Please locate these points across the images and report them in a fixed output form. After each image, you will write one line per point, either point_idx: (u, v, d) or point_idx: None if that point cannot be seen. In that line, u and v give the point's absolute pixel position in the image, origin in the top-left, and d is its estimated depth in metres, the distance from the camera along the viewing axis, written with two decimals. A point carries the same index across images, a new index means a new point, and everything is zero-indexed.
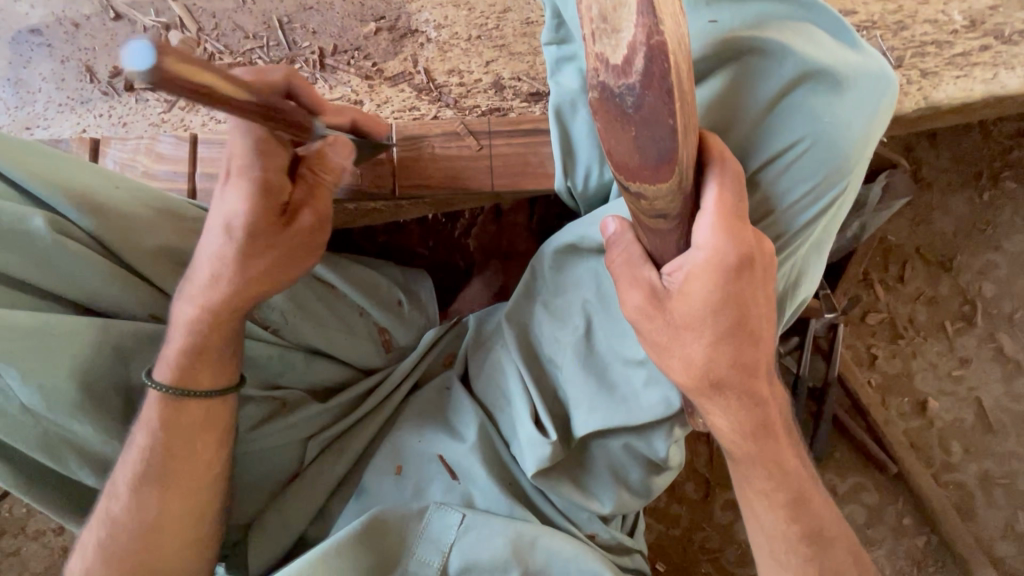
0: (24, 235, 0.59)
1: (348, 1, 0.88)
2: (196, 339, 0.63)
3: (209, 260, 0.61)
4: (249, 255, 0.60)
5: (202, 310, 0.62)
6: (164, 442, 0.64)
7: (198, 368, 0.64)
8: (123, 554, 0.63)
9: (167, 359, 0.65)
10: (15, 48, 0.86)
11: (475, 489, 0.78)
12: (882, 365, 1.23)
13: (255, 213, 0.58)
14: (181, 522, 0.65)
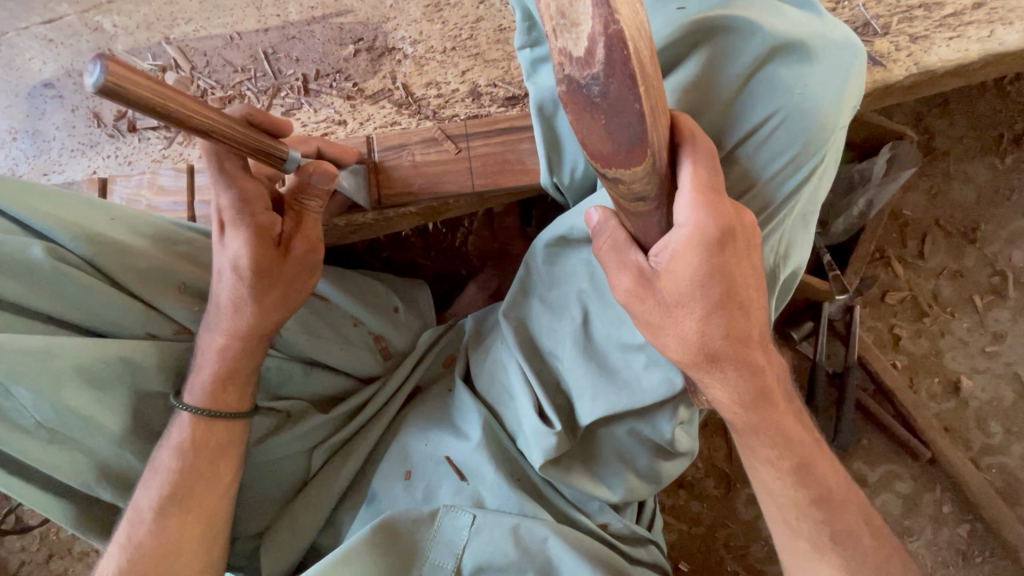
0: (28, 266, 0.65)
1: (328, 27, 0.92)
2: (222, 369, 0.69)
3: (224, 298, 0.67)
4: (261, 289, 0.66)
5: (225, 341, 0.68)
6: (187, 460, 0.68)
7: (226, 393, 0.70)
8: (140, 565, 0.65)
9: (195, 385, 0.70)
10: (31, 101, 0.93)
11: (482, 486, 0.78)
12: (907, 346, 1.17)
13: (258, 252, 0.63)
14: (203, 538, 0.68)
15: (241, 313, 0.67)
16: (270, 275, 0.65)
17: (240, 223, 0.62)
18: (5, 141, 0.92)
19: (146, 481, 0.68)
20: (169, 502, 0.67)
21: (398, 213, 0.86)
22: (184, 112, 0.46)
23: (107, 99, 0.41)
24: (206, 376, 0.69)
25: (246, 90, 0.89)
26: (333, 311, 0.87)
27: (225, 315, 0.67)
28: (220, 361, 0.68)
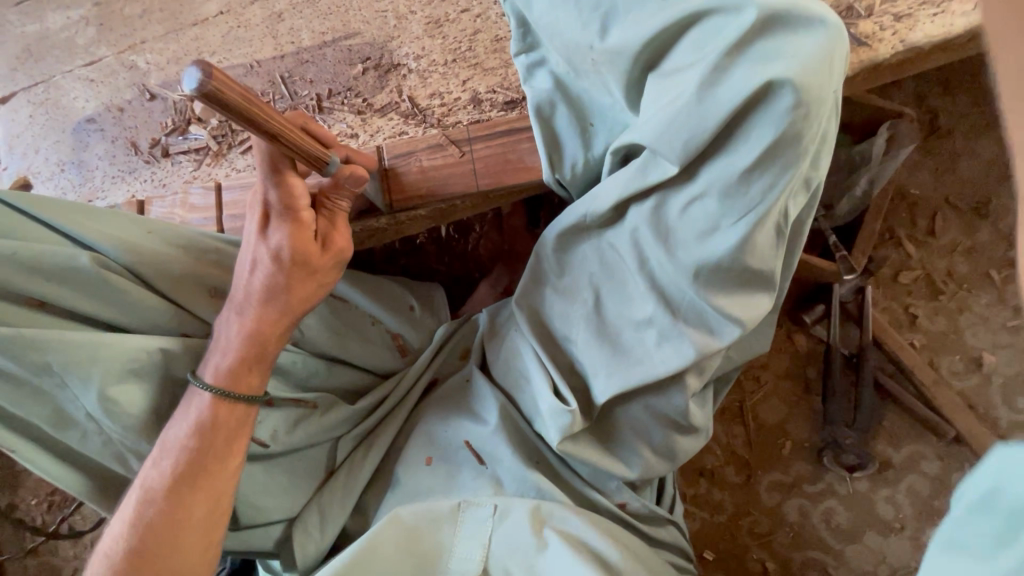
0: (76, 274, 0.72)
1: (338, 49, 0.99)
2: (252, 351, 0.73)
3: (258, 285, 0.71)
4: (294, 280, 0.71)
5: (253, 327, 0.72)
6: (200, 444, 0.71)
7: (249, 375, 0.74)
8: (145, 544, 0.68)
9: (216, 368, 0.73)
10: (75, 136, 1.02)
11: (501, 470, 0.82)
12: (924, 324, 1.16)
13: (299, 243, 0.70)
14: (210, 520, 0.71)
15: (273, 301, 0.72)
16: (304, 266, 0.71)
17: (283, 218, 0.69)
18: (53, 173, 1.01)
19: (152, 465, 0.71)
20: (178, 486, 0.70)
21: (409, 215, 0.91)
22: (257, 114, 0.56)
23: (200, 100, 0.51)
24: (230, 360, 0.72)
25: None
26: (353, 311, 0.93)
27: (255, 303, 0.72)
28: (245, 344, 0.73)
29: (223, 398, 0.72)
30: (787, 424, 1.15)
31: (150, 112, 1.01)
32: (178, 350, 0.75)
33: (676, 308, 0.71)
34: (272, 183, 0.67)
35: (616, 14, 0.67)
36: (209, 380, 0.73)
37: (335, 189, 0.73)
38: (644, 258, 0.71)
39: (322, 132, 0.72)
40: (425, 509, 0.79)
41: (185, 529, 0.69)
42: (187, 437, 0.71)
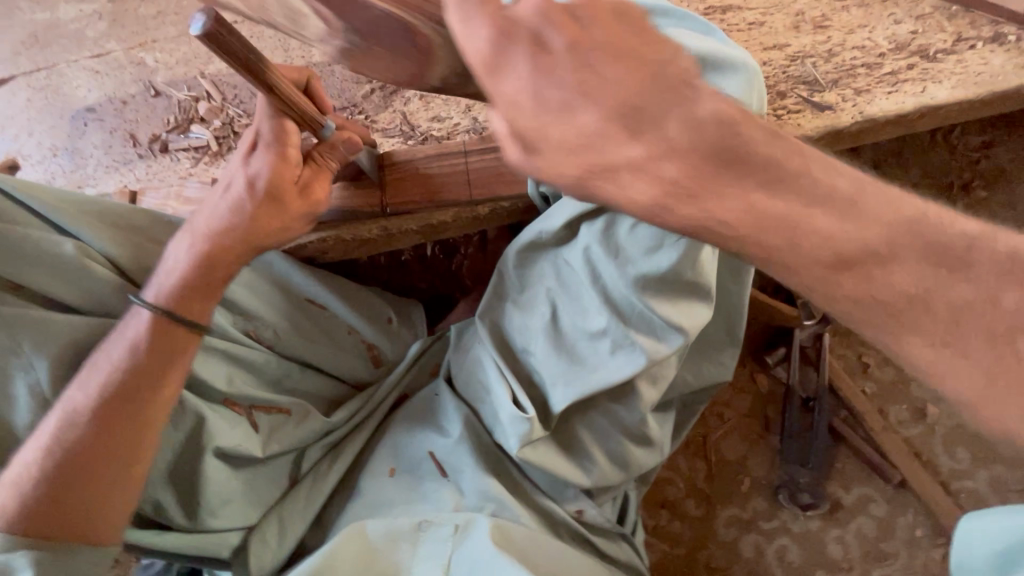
0: (57, 260, 0.72)
1: (346, 68, 1.04)
2: (199, 272, 0.74)
3: (224, 211, 0.74)
4: (260, 214, 0.73)
5: (208, 249, 0.74)
6: (134, 368, 0.71)
7: (193, 301, 0.74)
8: (66, 465, 0.69)
9: (162, 286, 0.74)
10: (73, 123, 1.03)
11: (463, 483, 0.85)
12: (876, 373, 1.24)
13: (275, 177, 0.73)
14: (132, 454, 0.71)
15: (223, 237, 0.74)
16: (266, 203, 0.74)
17: (270, 149, 0.73)
18: (45, 156, 1.01)
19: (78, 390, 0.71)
20: (100, 410, 0.70)
21: (402, 224, 0.94)
22: (258, 62, 0.59)
23: (205, 43, 0.53)
24: (174, 281, 0.74)
25: None
26: (328, 318, 0.96)
27: (206, 236, 0.74)
28: (196, 264, 0.74)
29: (162, 317, 0.73)
30: (745, 460, 1.20)
31: (154, 108, 1.02)
32: None
33: (628, 317, 0.77)
34: (268, 117, 0.71)
35: None
36: (151, 300, 0.74)
37: (328, 148, 0.77)
38: (598, 274, 0.78)
39: (323, 99, 0.78)
40: (383, 525, 0.80)
41: (106, 462, 0.70)
42: (119, 362, 0.71)
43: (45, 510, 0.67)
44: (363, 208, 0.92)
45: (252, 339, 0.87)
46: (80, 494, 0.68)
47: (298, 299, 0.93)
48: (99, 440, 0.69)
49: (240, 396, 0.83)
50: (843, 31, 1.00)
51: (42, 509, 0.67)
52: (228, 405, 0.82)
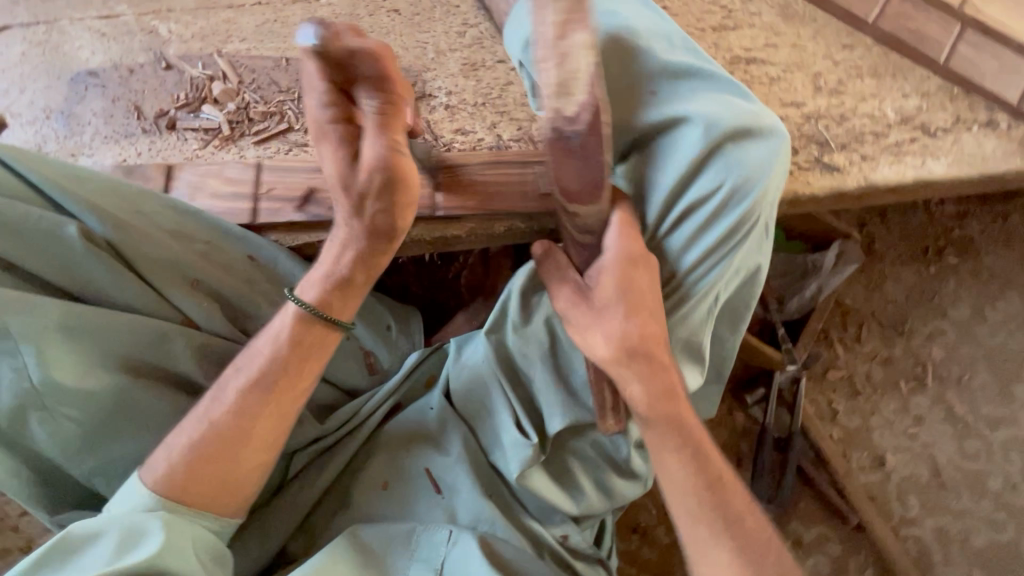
0: (58, 242, 0.69)
1: None
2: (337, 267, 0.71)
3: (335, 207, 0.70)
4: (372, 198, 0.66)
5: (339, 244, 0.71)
6: (280, 355, 0.71)
7: (334, 297, 0.72)
8: (206, 456, 0.68)
9: (308, 285, 0.73)
10: (72, 86, 0.96)
11: (459, 503, 0.85)
12: (843, 420, 1.31)
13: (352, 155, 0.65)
14: (271, 432, 0.71)
15: (366, 229, 0.69)
16: (383, 188, 0.65)
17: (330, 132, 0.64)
18: (37, 118, 0.94)
19: (230, 370, 0.72)
20: (252, 391, 0.70)
21: (425, 232, 0.93)
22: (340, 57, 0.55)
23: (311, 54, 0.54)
24: (317, 278, 0.72)
25: (287, 110, 0.97)
26: None
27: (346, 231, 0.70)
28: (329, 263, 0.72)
29: (308, 314, 0.71)
30: None
31: (163, 81, 0.97)
32: (144, 334, 0.71)
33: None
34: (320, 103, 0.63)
35: None
36: (298, 295, 0.72)
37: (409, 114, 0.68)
38: None
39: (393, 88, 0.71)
40: (378, 535, 0.80)
41: (247, 440, 0.69)
42: (268, 348, 0.71)
43: (185, 481, 0.67)
44: None
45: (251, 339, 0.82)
46: (220, 468, 0.69)
47: None
48: (242, 419, 0.69)
49: None
50: (855, 98, 1.06)
51: (181, 481, 0.67)
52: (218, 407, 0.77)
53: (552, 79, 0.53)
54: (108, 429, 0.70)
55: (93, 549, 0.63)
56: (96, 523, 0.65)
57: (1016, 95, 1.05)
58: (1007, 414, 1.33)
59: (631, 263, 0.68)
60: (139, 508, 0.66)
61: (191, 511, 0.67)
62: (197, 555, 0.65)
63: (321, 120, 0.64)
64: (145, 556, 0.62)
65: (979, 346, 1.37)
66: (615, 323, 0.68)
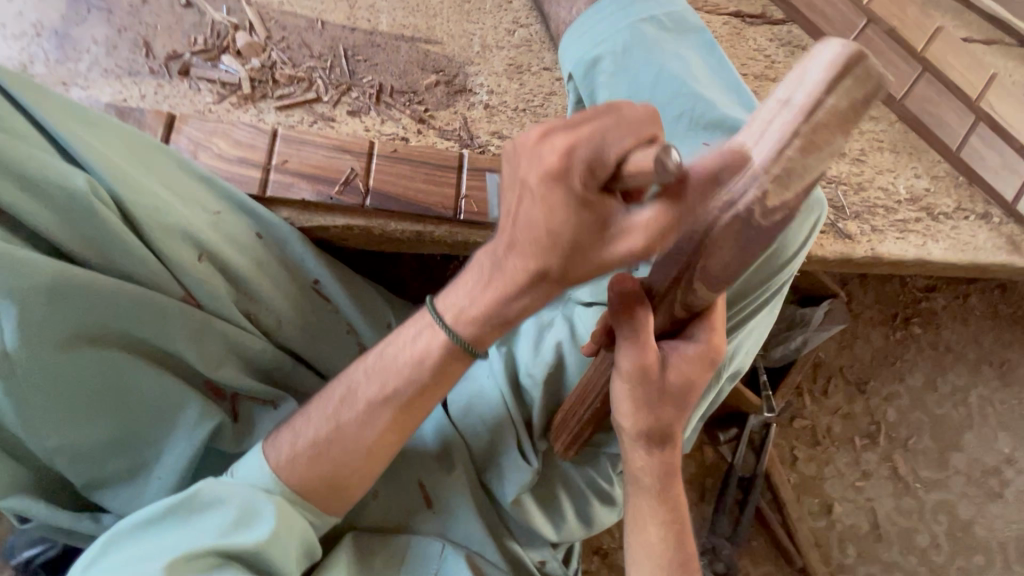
0: (62, 194, 0.64)
1: (414, 49, 0.96)
2: (492, 305, 0.66)
3: (513, 250, 0.61)
4: (570, 259, 0.57)
5: (505, 283, 0.64)
6: (421, 381, 0.71)
7: (485, 334, 0.69)
8: (323, 454, 0.71)
9: (462, 307, 0.68)
10: (72, 5, 0.86)
11: (451, 521, 0.83)
12: (800, 466, 1.40)
13: (573, 220, 0.54)
14: (392, 445, 0.74)
15: (547, 278, 0.60)
16: (589, 255, 0.56)
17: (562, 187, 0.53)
18: (24, 33, 0.83)
19: (362, 374, 0.73)
20: (385, 406, 0.71)
21: (450, 233, 0.88)
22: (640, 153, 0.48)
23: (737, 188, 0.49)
24: (475, 307, 0.67)
25: (316, 79, 0.90)
26: (330, 313, 0.86)
27: (518, 273, 0.62)
28: (485, 300, 0.66)
29: (454, 342, 0.69)
30: None
31: (180, 20, 0.88)
32: (142, 304, 0.67)
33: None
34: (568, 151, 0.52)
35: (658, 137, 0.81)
36: (450, 323, 0.69)
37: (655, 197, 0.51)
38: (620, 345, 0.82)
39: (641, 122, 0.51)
40: (375, 539, 0.80)
41: (371, 450, 0.72)
42: (410, 369, 0.71)
43: (306, 475, 0.71)
44: (414, 201, 0.86)
45: (252, 324, 0.78)
46: (340, 472, 0.72)
47: (304, 284, 0.83)
48: (369, 433, 0.71)
49: (225, 384, 0.75)
50: (873, 170, 1.10)
51: (301, 474, 0.71)
52: (208, 390, 0.74)
53: (781, 162, 0.46)
54: (85, 401, 0.66)
55: (217, 513, 0.68)
56: (222, 487, 0.70)
57: (1012, 192, 1.11)
58: (941, 478, 1.42)
59: (704, 364, 0.70)
60: (257, 487, 0.70)
61: (301, 504, 0.72)
62: (297, 547, 0.71)
63: (541, 171, 0.53)
64: (260, 544, 0.67)
65: (926, 413, 1.46)
66: (666, 412, 0.73)
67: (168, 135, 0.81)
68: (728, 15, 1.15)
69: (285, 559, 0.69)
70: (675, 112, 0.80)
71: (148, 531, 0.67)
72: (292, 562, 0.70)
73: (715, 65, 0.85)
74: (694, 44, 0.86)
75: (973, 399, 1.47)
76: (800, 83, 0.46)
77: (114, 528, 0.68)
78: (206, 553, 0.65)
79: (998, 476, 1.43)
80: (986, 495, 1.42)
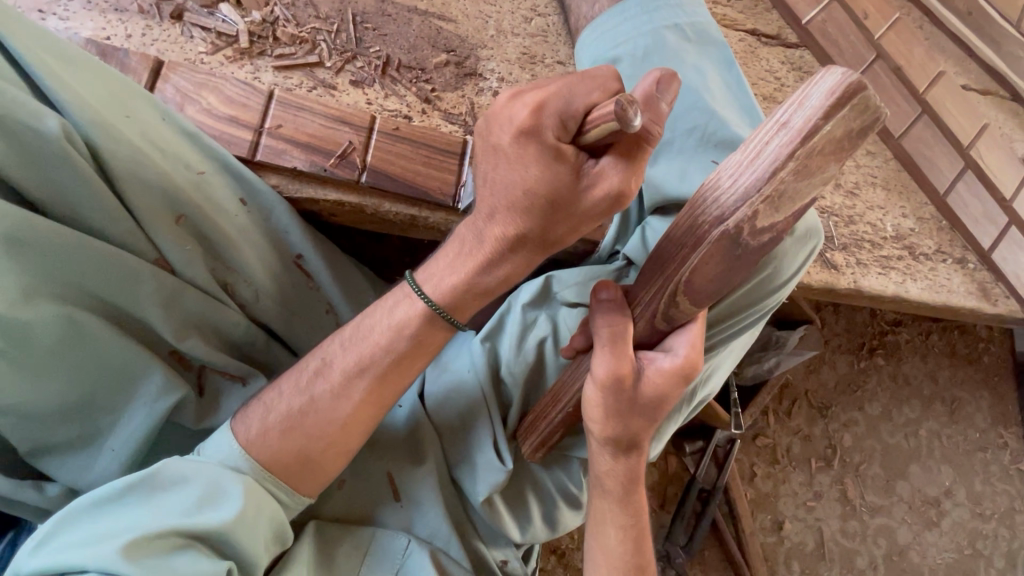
0: (30, 135, 0.58)
1: (426, 23, 0.92)
2: (474, 273, 0.65)
3: (489, 217, 0.61)
4: (551, 219, 0.58)
5: (484, 249, 0.63)
6: (403, 346, 0.69)
7: (467, 301, 0.68)
8: (294, 418, 0.68)
9: (442, 280, 0.67)
10: None
11: (416, 515, 0.81)
12: (757, 483, 1.44)
13: (547, 178, 0.55)
14: (366, 418, 0.71)
15: (530, 239, 0.60)
16: (568, 210, 0.57)
17: (530, 149, 0.54)
18: None
19: (338, 347, 0.70)
20: (360, 377, 0.69)
21: (445, 220, 0.85)
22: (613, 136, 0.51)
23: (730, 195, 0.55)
24: (457, 279, 0.66)
25: (320, 42, 0.85)
26: (311, 292, 0.82)
27: (497, 239, 0.62)
28: (468, 267, 0.65)
29: (437, 314, 0.68)
30: None
31: None
32: (110, 265, 0.63)
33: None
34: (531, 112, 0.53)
35: (667, 149, 0.80)
36: (430, 292, 0.68)
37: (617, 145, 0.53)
38: None
39: (597, 78, 0.51)
40: (339, 528, 0.78)
41: (343, 418, 0.69)
42: (392, 337, 0.69)
43: (279, 444, 0.68)
44: (410, 183, 0.82)
45: (227, 295, 0.73)
46: (313, 441, 0.69)
47: (286, 258, 0.79)
48: (345, 405, 0.69)
49: (191, 355, 0.70)
50: (864, 205, 1.12)
51: (271, 443, 0.68)
52: (175, 360, 0.70)
53: (774, 184, 0.52)
54: (38, 363, 0.61)
55: (180, 492, 0.65)
56: (187, 465, 0.66)
57: (989, 240, 1.14)
58: (885, 504, 1.48)
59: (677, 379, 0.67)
60: (225, 466, 0.67)
61: (273, 484, 0.69)
62: (266, 530, 0.67)
63: (511, 130, 0.54)
64: (226, 524, 0.63)
65: (879, 442, 1.51)
66: (636, 422, 0.70)
67: (153, 82, 0.75)
68: (744, 32, 1.14)
69: (253, 543, 0.66)
70: (687, 125, 0.78)
71: (104, 511, 0.62)
72: (261, 546, 0.66)
73: (731, 83, 0.84)
74: (714, 59, 0.84)
75: (924, 433, 1.51)
76: (800, 107, 0.51)
77: (66, 508, 0.63)
78: (167, 535, 0.61)
79: (937, 507, 1.49)
80: (924, 524, 1.48)
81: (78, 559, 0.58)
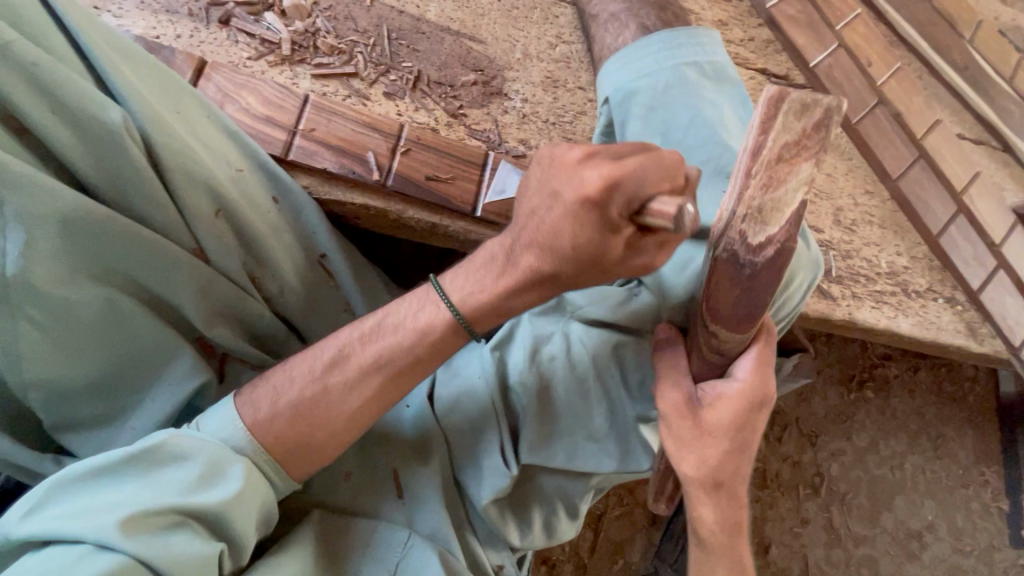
0: (92, 123, 0.62)
1: (457, 43, 0.96)
2: (499, 300, 0.68)
3: (526, 257, 0.64)
4: (586, 274, 0.61)
5: (513, 285, 0.67)
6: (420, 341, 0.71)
7: (482, 320, 0.70)
8: (309, 413, 0.70)
9: (470, 295, 0.69)
10: None
11: (419, 513, 0.83)
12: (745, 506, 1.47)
13: (597, 242, 0.58)
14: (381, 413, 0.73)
15: (557, 283, 0.64)
16: (597, 269, 0.61)
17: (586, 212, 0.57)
18: None
19: (349, 334, 0.73)
20: (347, 369, 0.71)
21: (464, 230, 0.88)
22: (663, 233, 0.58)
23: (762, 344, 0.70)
24: (485, 298, 0.68)
25: (357, 55, 0.90)
26: (331, 290, 0.84)
27: (526, 273, 0.65)
28: (494, 295, 0.68)
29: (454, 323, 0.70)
30: (625, 545, 1.34)
31: None
32: (151, 250, 0.65)
33: (617, 425, 0.84)
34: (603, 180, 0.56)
35: None
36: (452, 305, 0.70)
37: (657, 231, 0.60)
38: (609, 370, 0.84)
39: (664, 168, 0.55)
40: (341, 521, 0.80)
41: (361, 408, 0.71)
42: (418, 331, 0.71)
43: (293, 432, 0.70)
44: (433, 191, 0.86)
45: (255, 287, 0.76)
46: (327, 431, 0.70)
47: (310, 255, 0.82)
48: (332, 400, 0.70)
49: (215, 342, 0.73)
50: (861, 242, 1.17)
51: (288, 431, 0.70)
52: (200, 347, 0.73)
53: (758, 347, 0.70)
54: (70, 339, 0.63)
55: (178, 469, 0.65)
56: (186, 441, 0.67)
57: (978, 281, 1.19)
58: (869, 534, 1.51)
59: (751, 405, 0.70)
60: (224, 445, 0.68)
61: (270, 467, 0.70)
62: (258, 512, 0.69)
63: (575, 192, 0.56)
64: (221, 503, 0.64)
65: (866, 473, 1.53)
66: (714, 453, 0.71)
67: (198, 80, 0.79)
68: (755, 70, 1.21)
69: (246, 522, 0.67)
70: (704, 153, 0.83)
71: (98, 483, 0.63)
72: (252, 530, 0.68)
73: (745, 118, 0.89)
74: (730, 96, 0.89)
75: (909, 466, 1.55)
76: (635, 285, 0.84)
77: (63, 471, 0.64)
78: (163, 511, 0.62)
79: (919, 541, 1.52)
80: (906, 556, 1.51)
81: (75, 530, 0.59)
